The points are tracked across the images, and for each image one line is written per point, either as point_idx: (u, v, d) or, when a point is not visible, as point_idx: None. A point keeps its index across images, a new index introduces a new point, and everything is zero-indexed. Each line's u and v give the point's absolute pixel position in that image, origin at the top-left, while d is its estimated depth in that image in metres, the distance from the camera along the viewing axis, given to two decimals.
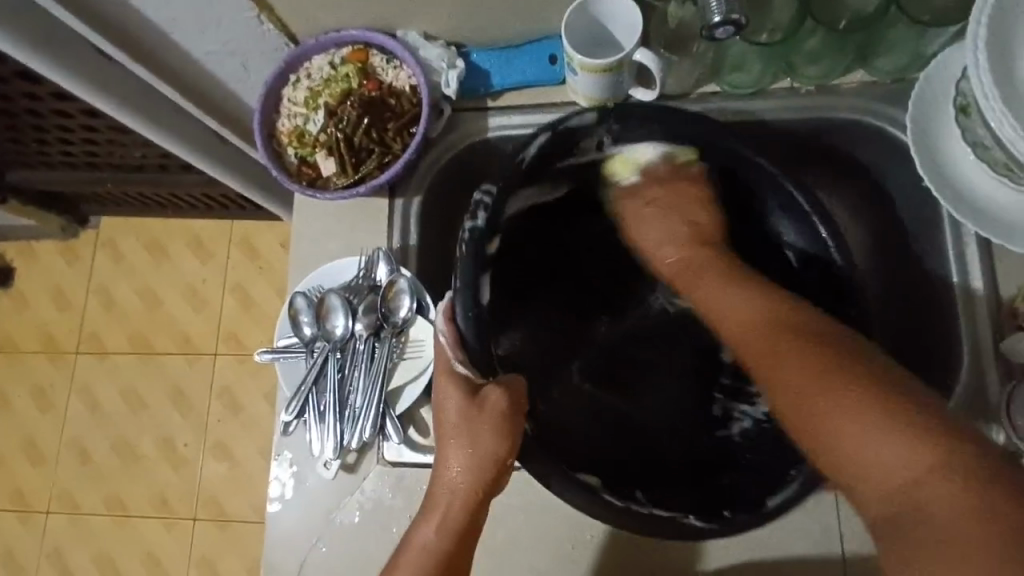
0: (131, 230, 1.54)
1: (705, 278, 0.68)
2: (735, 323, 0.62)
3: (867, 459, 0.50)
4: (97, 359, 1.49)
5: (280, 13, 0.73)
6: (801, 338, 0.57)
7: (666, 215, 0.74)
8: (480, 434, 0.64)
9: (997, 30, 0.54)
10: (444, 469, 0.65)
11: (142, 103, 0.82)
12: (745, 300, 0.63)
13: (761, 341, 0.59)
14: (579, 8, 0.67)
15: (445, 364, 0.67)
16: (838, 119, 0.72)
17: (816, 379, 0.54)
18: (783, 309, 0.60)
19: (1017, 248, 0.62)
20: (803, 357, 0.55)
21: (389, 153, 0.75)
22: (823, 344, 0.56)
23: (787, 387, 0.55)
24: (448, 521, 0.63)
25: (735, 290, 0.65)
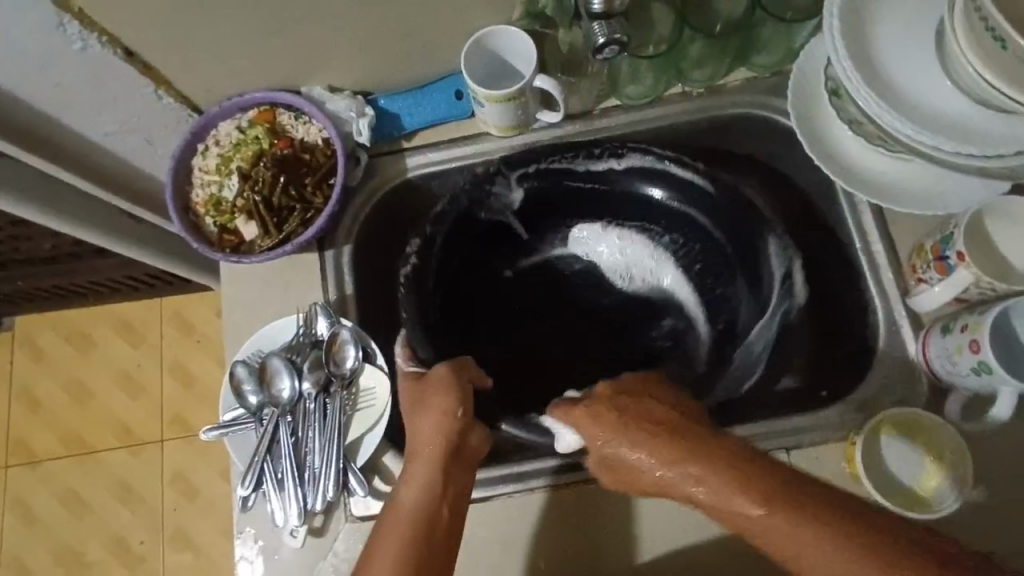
0: (51, 325, 1.45)
1: (754, 491, 0.55)
2: (725, 498, 0.56)
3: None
4: (29, 468, 1.39)
5: (180, 85, 0.72)
6: (785, 485, 0.55)
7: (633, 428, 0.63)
8: (444, 403, 0.65)
9: (845, 20, 0.61)
10: (416, 441, 0.65)
11: (43, 193, 0.78)
12: (719, 484, 0.57)
13: (763, 524, 0.54)
14: (474, 46, 0.70)
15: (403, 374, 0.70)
16: (732, 115, 0.77)
17: (822, 543, 0.51)
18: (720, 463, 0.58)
19: (902, 208, 0.67)
20: (785, 496, 0.54)
21: (311, 208, 0.74)
22: (810, 508, 0.53)
23: (784, 545, 0.53)
24: (426, 486, 0.62)
25: (691, 454, 0.59)
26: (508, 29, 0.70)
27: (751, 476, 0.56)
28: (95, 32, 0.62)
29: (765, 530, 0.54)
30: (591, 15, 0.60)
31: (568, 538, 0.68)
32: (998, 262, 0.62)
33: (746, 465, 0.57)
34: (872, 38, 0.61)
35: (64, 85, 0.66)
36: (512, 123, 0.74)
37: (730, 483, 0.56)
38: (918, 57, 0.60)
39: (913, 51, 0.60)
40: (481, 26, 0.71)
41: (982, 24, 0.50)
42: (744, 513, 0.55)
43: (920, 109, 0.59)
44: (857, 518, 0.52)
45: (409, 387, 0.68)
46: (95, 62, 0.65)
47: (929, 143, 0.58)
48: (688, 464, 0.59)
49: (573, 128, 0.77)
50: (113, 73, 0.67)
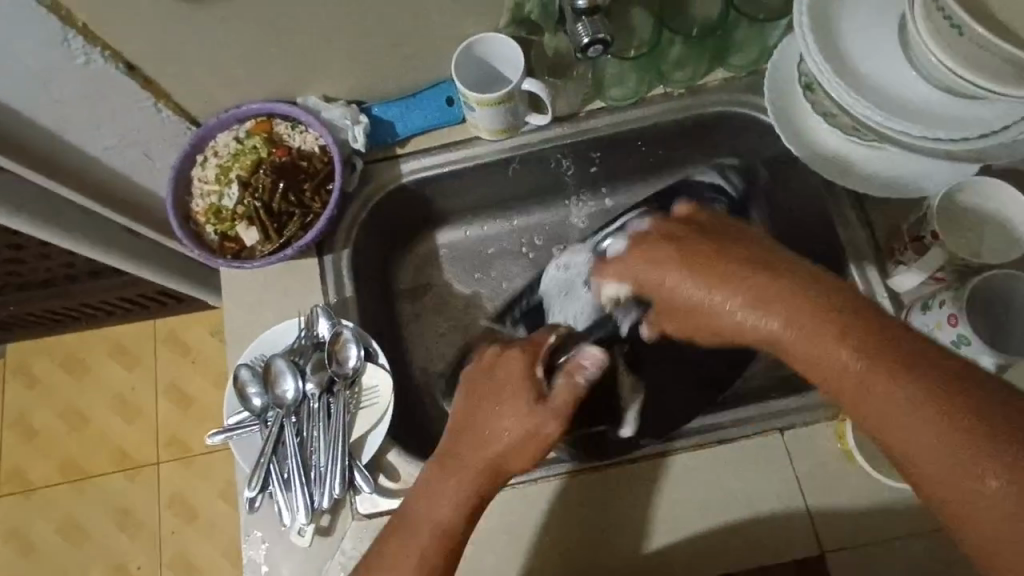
0: (44, 350, 1.45)
1: (832, 333, 0.47)
2: (803, 340, 0.48)
3: (991, 516, 0.41)
4: (24, 496, 1.37)
5: (179, 99, 0.74)
6: (897, 349, 0.46)
7: (690, 255, 0.55)
8: (544, 429, 0.58)
9: (815, 18, 0.64)
10: (486, 441, 0.58)
11: (44, 210, 0.80)
12: (793, 317, 0.49)
13: (858, 378, 0.46)
14: (464, 53, 0.73)
15: (529, 356, 0.61)
16: (713, 113, 0.80)
17: (934, 416, 0.43)
18: (801, 296, 0.49)
19: (879, 193, 0.71)
20: (890, 354, 0.46)
21: (310, 213, 0.76)
22: (927, 371, 0.44)
23: (852, 394, 0.46)
24: (468, 483, 0.57)
25: (755, 278, 0.51)
26: (498, 37, 0.73)
27: (852, 327, 0.47)
28: (98, 47, 0.64)
29: (833, 379, 0.47)
30: (576, 13, 0.63)
31: (572, 527, 0.70)
32: (971, 240, 0.65)
33: (811, 284, 0.50)
34: (840, 34, 0.64)
35: (67, 99, 0.68)
36: (503, 126, 0.77)
37: (804, 320, 0.49)
38: (885, 50, 0.64)
39: (879, 45, 0.64)
40: (470, 34, 0.74)
41: (946, 20, 0.53)
42: (826, 358, 0.47)
43: (890, 98, 0.62)
44: (953, 377, 0.44)
45: (505, 375, 0.60)
46: (97, 75, 0.67)
47: (900, 130, 0.62)
48: (766, 313, 0.50)
49: (561, 130, 0.80)
50: (114, 87, 0.69)
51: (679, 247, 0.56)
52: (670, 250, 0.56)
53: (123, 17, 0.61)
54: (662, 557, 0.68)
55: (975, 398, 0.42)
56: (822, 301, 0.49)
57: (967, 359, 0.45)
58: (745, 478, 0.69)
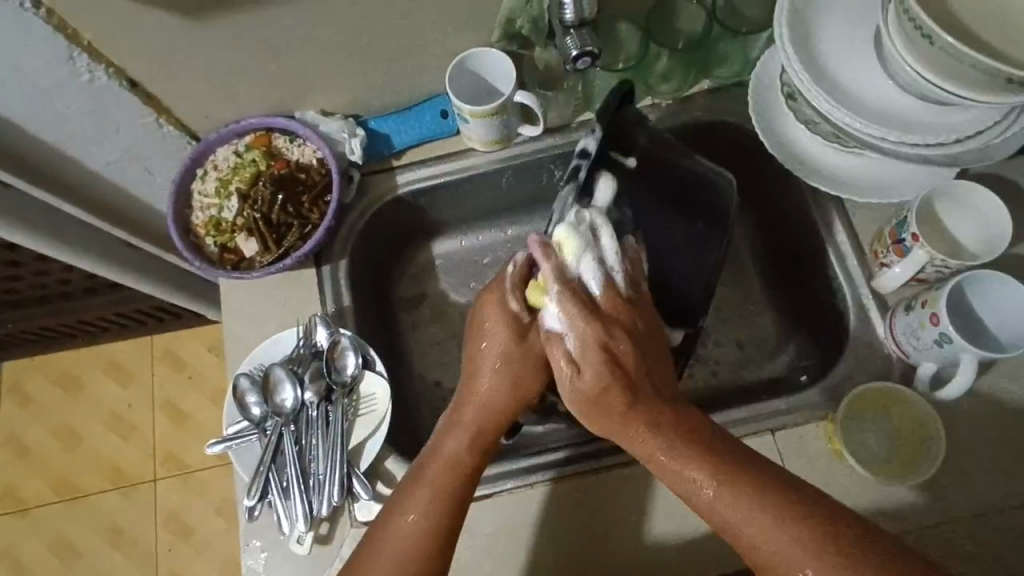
0: (40, 368, 1.44)
1: (686, 451, 0.57)
2: (649, 447, 0.59)
3: (770, 565, 0.52)
4: (18, 517, 1.36)
5: (180, 114, 0.76)
6: (696, 445, 0.57)
7: (630, 276, 0.66)
8: (533, 351, 0.66)
9: (794, 30, 0.66)
10: (477, 367, 0.66)
11: (45, 224, 0.81)
12: (646, 431, 0.59)
13: (650, 457, 0.58)
14: (458, 67, 0.75)
15: (500, 292, 0.66)
16: (706, 122, 0.82)
17: (789, 517, 0.52)
18: (681, 420, 0.59)
19: (861, 198, 0.73)
20: (676, 444, 0.57)
21: (308, 224, 0.78)
22: (738, 468, 0.55)
23: (728, 526, 0.54)
24: (476, 428, 0.64)
25: (636, 416, 0.59)
26: (491, 52, 0.75)
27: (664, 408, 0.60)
28: (102, 64, 0.66)
29: (721, 509, 0.54)
30: (564, 26, 0.65)
31: (569, 529, 0.70)
32: (950, 241, 0.68)
33: (693, 432, 0.58)
34: (819, 45, 0.67)
35: (71, 115, 0.69)
36: (496, 137, 0.79)
37: (702, 479, 0.55)
38: (861, 60, 0.66)
39: (856, 55, 0.66)
40: (463, 49, 0.77)
41: (917, 30, 0.55)
42: (671, 470, 0.57)
43: (868, 106, 0.65)
44: (811, 508, 0.52)
45: (486, 311, 0.67)
46: (101, 92, 0.68)
47: (879, 136, 0.64)
48: (651, 375, 0.62)
49: (552, 142, 0.81)
50: (117, 103, 0.70)
51: (626, 272, 0.66)
52: (562, 296, 0.63)
53: (126, 34, 0.63)
54: (658, 558, 0.69)
55: (794, 510, 0.52)
56: (685, 429, 0.58)
57: (831, 498, 0.53)
58: None
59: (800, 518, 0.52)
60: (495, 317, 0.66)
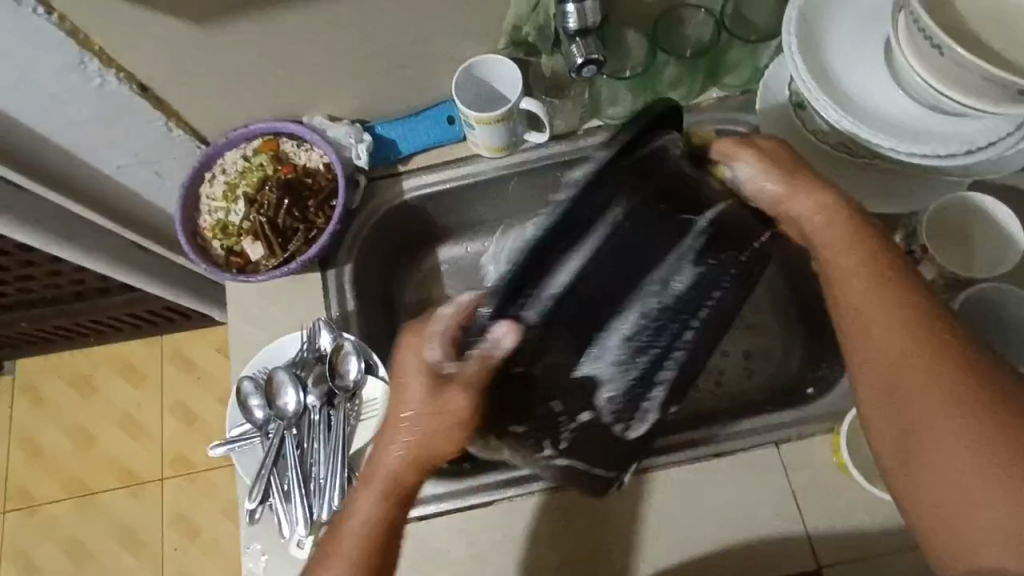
0: (52, 367, 1.46)
1: (917, 338, 0.51)
2: (894, 341, 0.52)
3: (957, 502, 0.47)
4: (29, 514, 1.38)
5: (189, 119, 0.77)
6: (902, 287, 0.54)
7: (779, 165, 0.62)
8: (445, 409, 0.55)
9: (802, 40, 0.66)
10: (394, 430, 0.55)
11: (58, 227, 0.82)
12: (887, 330, 0.52)
13: (846, 309, 0.55)
14: (464, 73, 0.76)
15: (416, 346, 0.57)
16: (718, 128, 0.80)
17: (988, 432, 0.47)
18: (920, 322, 0.52)
19: (869, 208, 0.72)
20: (870, 245, 0.57)
21: (314, 228, 0.78)
22: (923, 308, 0.53)
23: (918, 424, 0.49)
24: (390, 484, 0.55)
25: (884, 290, 0.54)
26: (499, 59, 0.75)
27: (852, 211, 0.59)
28: (113, 69, 0.67)
29: (918, 396, 0.50)
30: (568, 35, 0.65)
31: (570, 539, 0.69)
32: (960, 255, 0.67)
33: (926, 312, 0.53)
34: (828, 55, 0.66)
35: (82, 119, 0.70)
36: (502, 143, 0.79)
37: (893, 333, 0.52)
38: (871, 69, 0.65)
39: (864, 65, 0.66)
40: (469, 56, 0.77)
41: (926, 41, 0.55)
42: (892, 344, 0.52)
43: (877, 117, 0.64)
44: (1016, 408, 0.47)
45: (401, 363, 0.56)
46: (112, 97, 0.69)
47: (889, 147, 0.63)
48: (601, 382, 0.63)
49: (559, 148, 0.81)
50: (127, 107, 0.71)
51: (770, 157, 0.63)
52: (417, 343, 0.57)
53: (136, 41, 0.64)
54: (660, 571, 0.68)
55: None
56: (934, 323, 0.52)
57: None
58: (743, 491, 0.69)
59: (973, 373, 0.49)
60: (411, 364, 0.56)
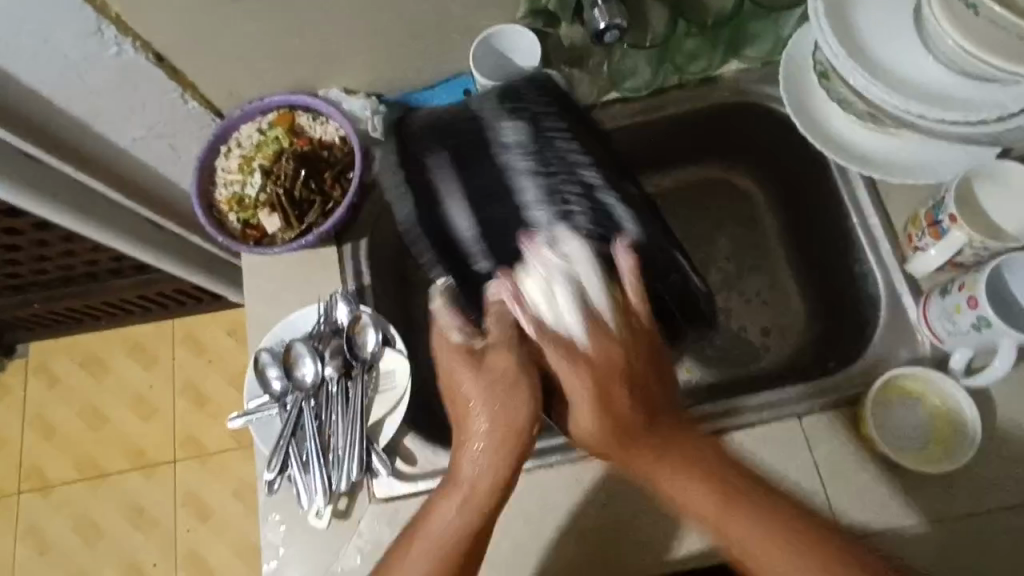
0: (64, 350, 1.47)
1: (711, 499, 0.56)
2: (690, 494, 0.56)
3: None
4: (42, 495, 1.39)
5: (205, 90, 0.76)
6: (616, 435, 0.59)
7: (574, 375, 0.61)
8: (497, 374, 0.62)
9: (829, 4, 0.65)
10: (475, 424, 0.61)
11: (73, 199, 0.82)
12: (675, 479, 0.57)
13: (632, 459, 0.59)
14: (483, 42, 0.75)
15: (445, 342, 0.65)
16: (730, 101, 0.81)
17: (817, 566, 0.52)
18: (703, 480, 0.56)
19: (894, 179, 0.70)
20: (615, 410, 0.59)
21: (330, 200, 0.78)
22: (699, 463, 0.57)
23: (771, 560, 0.53)
24: (473, 479, 0.59)
25: (664, 455, 0.58)
26: (519, 29, 0.75)
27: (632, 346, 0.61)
28: (129, 37, 0.66)
29: (748, 553, 0.54)
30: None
31: (589, 513, 0.69)
32: (988, 224, 0.65)
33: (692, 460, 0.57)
34: (855, 19, 0.65)
35: (98, 88, 0.70)
36: None
37: (696, 496, 0.56)
38: (899, 33, 0.64)
39: (892, 30, 0.64)
40: (488, 26, 0.76)
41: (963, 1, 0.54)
42: (692, 501, 0.56)
43: (905, 82, 0.63)
44: (817, 527, 0.54)
45: (450, 364, 0.63)
46: (129, 66, 0.69)
47: (917, 112, 0.62)
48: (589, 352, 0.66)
49: None
50: (143, 78, 0.71)
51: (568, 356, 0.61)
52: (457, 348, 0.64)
53: (155, 7, 0.63)
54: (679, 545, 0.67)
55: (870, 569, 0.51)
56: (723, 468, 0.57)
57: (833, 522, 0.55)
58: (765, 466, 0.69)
59: (795, 514, 0.54)
60: (462, 369, 0.63)
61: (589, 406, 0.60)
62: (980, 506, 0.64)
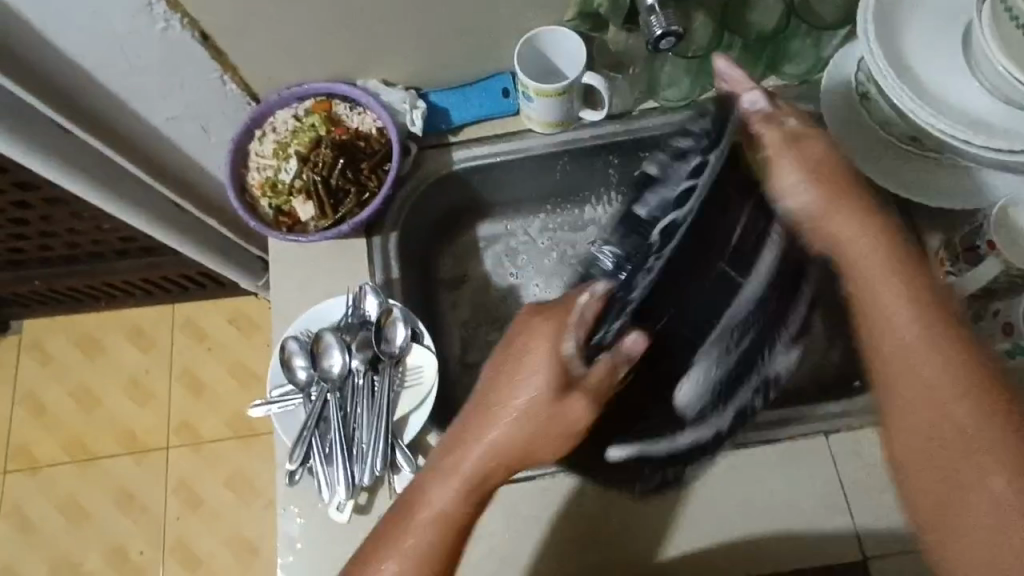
0: (59, 328, 1.44)
1: (953, 343, 0.58)
2: (927, 358, 0.57)
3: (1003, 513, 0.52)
4: (29, 474, 1.36)
5: (245, 73, 0.75)
6: (882, 265, 0.61)
7: (840, 190, 0.64)
8: (566, 415, 0.59)
9: (880, 24, 0.65)
10: (493, 429, 0.58)
11: (98, 175, 0.81)
12: (914, 323, 0.59)
13: (900, 341, 0.58)
14: (527, 43, 0.74)
15: (559, 323, 0.60)
16: None
17: (1014, 433, 0.54)
18: (953, 337, 0.58)
19: (933, 202, 0.71)
20: (858, 249, 0.62)
21: (365, 191, 0.77)
22: (946, 316, 0.59)
23: (962, 433, 0.55)
24: (476, 481, 0.57)
25: (889, 282, 0.60)
26: (560, 29, 0.74)
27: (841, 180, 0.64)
28: (179, 14, 0.65)
29: (903, 399, 0.57)
30: (647, 9, 0.64)
31: (611, 518, 0.69)
32: None
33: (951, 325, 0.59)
34: (905, 43, 0.65)
35: (140, 64, 0.69)
36: (557, 120, 0.77)
37: (912, 349, 0.58)
38: (948, 61, 0.65)
39: (941, 56, 0.65)
40: (534, 27, 0.76)
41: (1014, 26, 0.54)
42: (905, 355, 0.58)
43: (951, 108, 0.63)
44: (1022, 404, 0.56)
45: (532, 345, 0.59)
46: (174, 43, 0.68)
47: (963, 138, 0.62)
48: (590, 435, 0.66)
49: (611, 127, 0.80)
50: (187, 56, 0.70)
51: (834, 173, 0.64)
52: (544, 354, 0.58)
53: None
54: (699, 558, 0.67)
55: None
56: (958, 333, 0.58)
57: None
58: (787, 481, 0.69)
59: (1001, 405, 0.55)
60: (536, 380, 0.58)
61: (811, 182, 0.64)
62: None
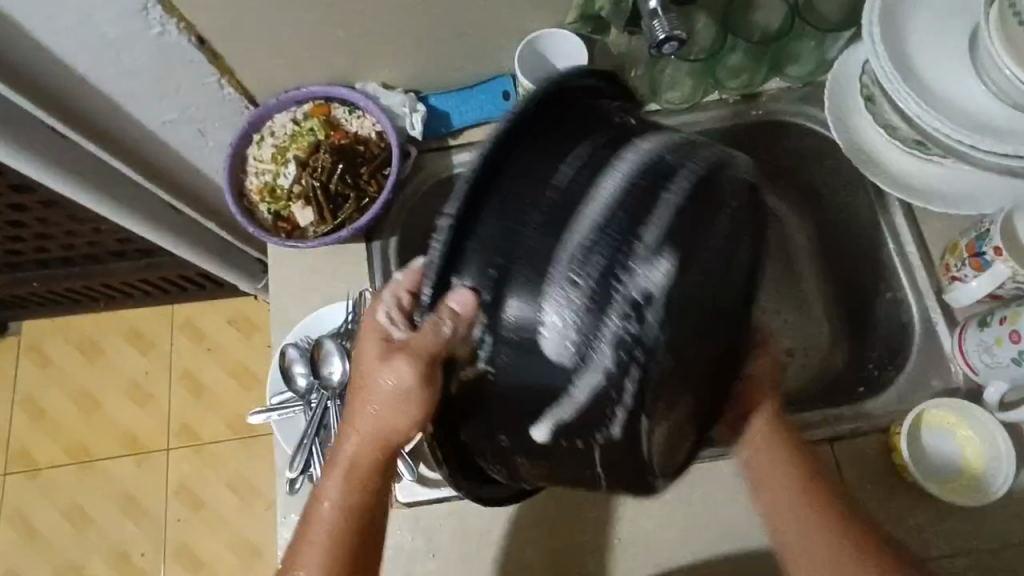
0: (58, 330, 1.44)
1: (822, 523, 0.57)
2: (832, 540, 0.56)
3: None
4: (30, 477, 1.36)
5: (242, 76, 0.74)
6: (802, 489, 0.59)
7: (790, 450, 0.61)
8: (399, 386, 0.51)
9: (885, 26, 0.64)
10: (356, 418, 0.54)
11: (94, 179, 0.80)
12: (828, 518, 0.57)
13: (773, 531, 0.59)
14: (529, 45, 0.75)
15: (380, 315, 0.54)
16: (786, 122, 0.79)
17: None
18: (842, 522, 0.57)
19: (935, 206, 0.71)
20: (766, 450, 0.61)
21: (365, 196, 0.77)
22: (829, 504, 0.58)
23: None
24: (353, 465, 0.55)
25: (799, 493, 0.59)
26: (562, 34, 0.75)
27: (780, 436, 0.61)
28: (174, 18, 0.64)
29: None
30: (650, 12, 0.63)
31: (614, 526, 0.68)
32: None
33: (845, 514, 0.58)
34: (911, 45, 0.65)
35: (134, 67, 0.68)
36: None
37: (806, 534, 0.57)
38: (954, 63, 0.64)
39: (946, 58, 0.64)
40: (535, 29, 0.75)
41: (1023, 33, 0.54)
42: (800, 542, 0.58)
43: (956, 111, 0.62)
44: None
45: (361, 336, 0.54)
46: (169, 47, 0.67)
47: (967, 142, 0.62)
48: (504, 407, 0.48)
49: None
50: (181, 60, 0.69)
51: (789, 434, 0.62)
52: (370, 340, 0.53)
53: None
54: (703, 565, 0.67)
55: None
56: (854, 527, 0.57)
57: None
58: None
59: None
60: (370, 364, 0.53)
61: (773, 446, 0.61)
62: (1005, 539, 0.64)
